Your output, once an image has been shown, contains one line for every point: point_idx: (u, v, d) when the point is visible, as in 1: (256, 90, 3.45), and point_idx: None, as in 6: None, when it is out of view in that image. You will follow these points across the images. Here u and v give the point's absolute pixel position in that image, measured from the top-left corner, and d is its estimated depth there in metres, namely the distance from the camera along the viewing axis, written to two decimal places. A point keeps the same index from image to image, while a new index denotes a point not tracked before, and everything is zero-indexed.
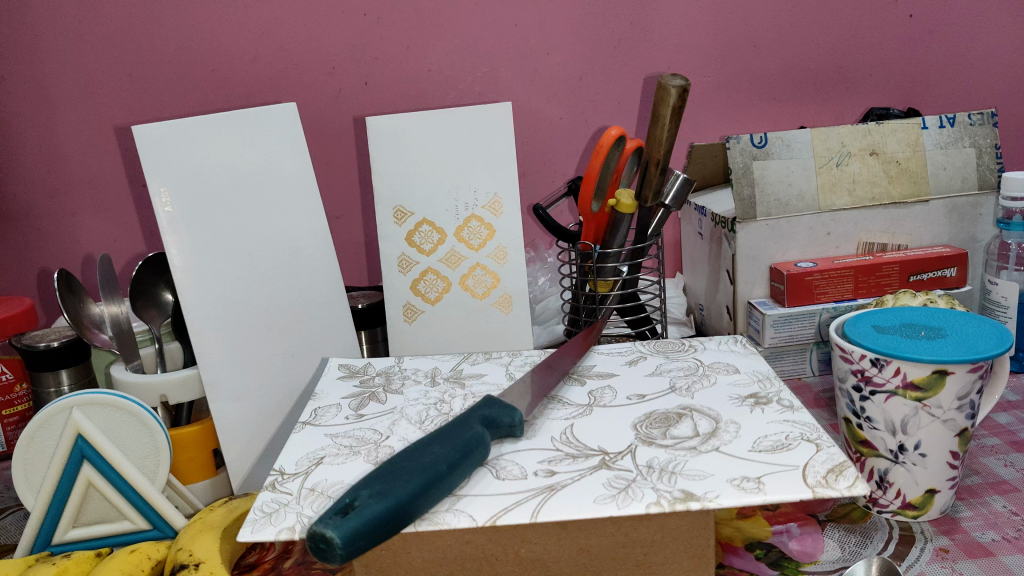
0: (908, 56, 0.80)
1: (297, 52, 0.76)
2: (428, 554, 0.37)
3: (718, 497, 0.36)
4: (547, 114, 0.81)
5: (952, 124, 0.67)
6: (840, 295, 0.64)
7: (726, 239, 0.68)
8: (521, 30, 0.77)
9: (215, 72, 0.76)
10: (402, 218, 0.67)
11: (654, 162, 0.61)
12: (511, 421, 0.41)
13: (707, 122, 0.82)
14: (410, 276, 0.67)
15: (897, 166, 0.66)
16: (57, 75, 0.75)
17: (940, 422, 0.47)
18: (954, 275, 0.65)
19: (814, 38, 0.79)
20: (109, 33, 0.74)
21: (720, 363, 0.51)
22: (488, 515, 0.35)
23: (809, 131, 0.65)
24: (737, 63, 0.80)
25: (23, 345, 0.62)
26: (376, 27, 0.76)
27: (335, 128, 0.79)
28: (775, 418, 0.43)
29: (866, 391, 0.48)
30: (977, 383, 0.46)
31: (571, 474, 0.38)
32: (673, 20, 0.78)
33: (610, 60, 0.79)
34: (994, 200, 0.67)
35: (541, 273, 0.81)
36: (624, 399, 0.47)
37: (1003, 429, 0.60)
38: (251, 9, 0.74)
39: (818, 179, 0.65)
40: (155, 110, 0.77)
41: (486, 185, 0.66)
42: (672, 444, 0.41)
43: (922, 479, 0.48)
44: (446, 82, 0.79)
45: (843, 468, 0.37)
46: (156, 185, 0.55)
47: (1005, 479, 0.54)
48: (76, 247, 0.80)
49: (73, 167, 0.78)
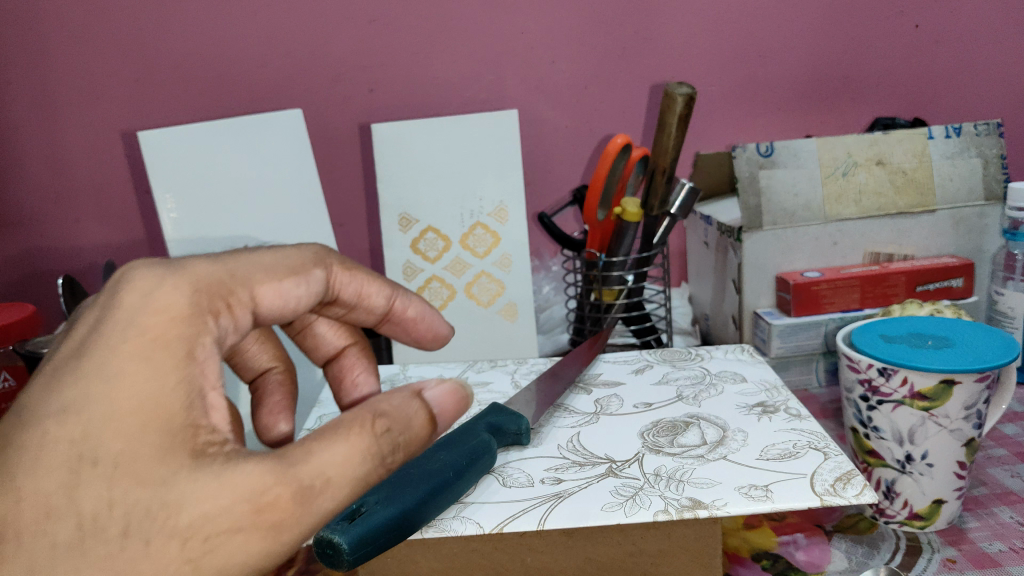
0: (913, 67, 0.81)
1: (303, 59, 0.77)
2: (434, 563, 0.37)
3: (726, 505, 0.36)
4: (551, 122, 0.81)
5: (958, 134, 0.66)
6: (846, 305, 0.64)
7: (732, 249, 0.67)
8: (527, 39, 0.78)
9: (223, 79, 0.77)
10: (407, 225, 0.67)
11: (660, 169, 0.62)
12: (517, 429, 0.42)
13: (712, 131, 0.82)
14: (414, 284, 0.67)
15: (904, 176, 0.66)
16: (64, 80, 0.75)
17: (947, 432, 0.46)
18: (961, 285, 0.65)
19: (820, 48, 0.80)
20: (115, 39, 0.74)
21: (727, 372, 0.50)
22: (495, 522, 0.36)
23: (815, 141, 0.65)
24: (743, 74, 0.80)
25: (25, 351, 0.62)
26: (381, 34, 0.76)
27: (340, 135, 0.80)
28: (783, 427, 0.43)
29: (873, 401, 0.48)
30: (984, 392, 0.46)
31: (577, 482, 0.39)
32: (679, 29, 0.78)
33: (615, 69, 0.79)
34: (1000, 211, 0.67)
35: (546, 282, 0.80)
36: (630, 407, 0.46)
37: (1010, 440, 0.60)
38: (257, 17, 0.75)
39: (824, 189, 0.65)
40: (162, 115, 0.77)
41: (492, 193, 0.66)
42: (680, 452, 0.41)
43: (929, 490, 0.48)
44: (451, 90, 0.79)
45: (851, 475, 0.37)
46: (161, 192, 0.57)
47: (1013, 490, 0.53)
48: (81, 253, 0.81)
49: (79, 172, 0.78)
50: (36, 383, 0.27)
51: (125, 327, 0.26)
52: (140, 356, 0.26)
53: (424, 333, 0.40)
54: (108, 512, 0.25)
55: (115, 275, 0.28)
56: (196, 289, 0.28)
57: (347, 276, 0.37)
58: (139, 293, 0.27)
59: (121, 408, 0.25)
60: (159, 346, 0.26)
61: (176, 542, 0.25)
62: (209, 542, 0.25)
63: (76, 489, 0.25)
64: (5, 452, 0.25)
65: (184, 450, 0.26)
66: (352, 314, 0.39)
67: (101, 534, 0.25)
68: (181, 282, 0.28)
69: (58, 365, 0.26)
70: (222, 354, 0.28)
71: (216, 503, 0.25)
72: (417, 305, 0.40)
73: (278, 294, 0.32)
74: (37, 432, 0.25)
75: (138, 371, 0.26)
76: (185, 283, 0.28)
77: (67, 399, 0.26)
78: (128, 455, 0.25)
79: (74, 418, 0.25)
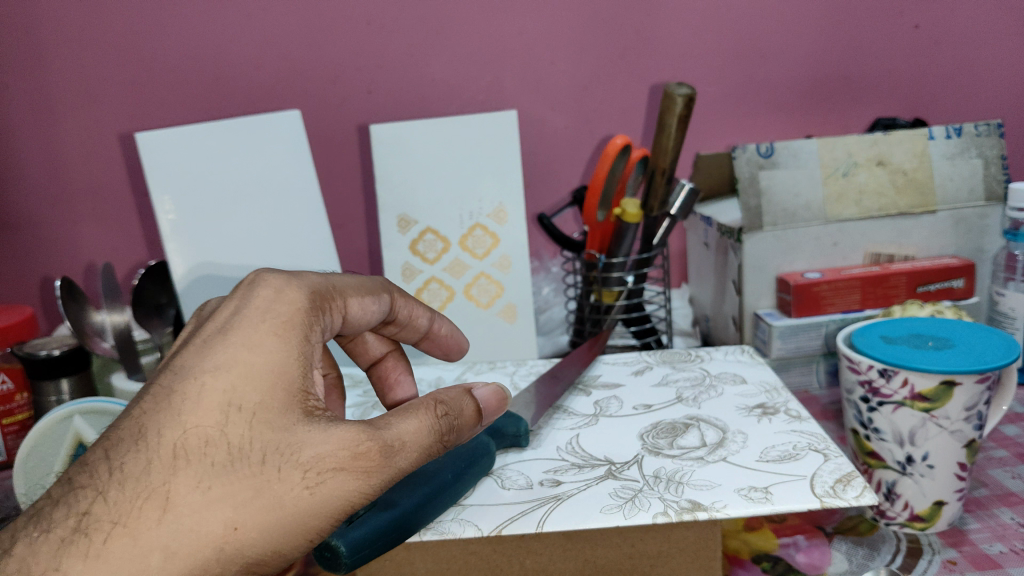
0: (913, 68, 0.80)
1: (301, 60, 0.76)
2: (432, 566, 0.36)
3: (725, 507, 0.35)
4: (551, 122, 0.81)
5: (958, 135, 0.66)
6: (847, 306, 0.64)
7: (732, 249, 0.67)
8: (526, 40, 0.78)
9: (221, 80, 0.76)
10: (406, 226, 0.66)
11: (660, 170, 0.62)
12: (516, 431, 0.42)
13: (712, 131, 0.82)
14: (413, 285, 0.66)
15: (904, 177, 0.66)
16: (61, 82, 0.75)
17: (947, 433, 0.46)
18: (961, 285, 0.65)
19: (820, 48, 0.79)
20: (112, 40, 0.74)
21: (727, 374, 0.50)
22: (494, 524, 0.36)
23: (815, 141, 0.65)
24: (742, 74, 0.80)
25: (24, 353, 0.62)
26: (380, 35, 0.76)
27: (339, 136, 0.80)
28: (783, 429, 0.42)
29: (874, 402, 0.48)
30: (985, 394, 0.46)
31: (576, 484, 0.38)
32: (678, 29, 0.78)
33: (614, 70, 0.79)
34: (1000, 211, 0.66)
35: (545, 283, 0.80)
36: (630, 409, 0.46)
37: (1011, 441, 0.60)
38: (254, 18, 0.75)
39: (825, 189, 0.65)
40: (160, 117, 0.77)
41: (490, 194, 0.66)
42: (679, 454, 0.41)
43: (930, 492, 0.48)
44: (449, 91, 0.79)
45: (851, 477, 0.37)
46: (159, 195, 0.58)
47: (1013, 491, 0.53)
48: (78, 255, 0.80)
49: (77, 173, 0.78)
50: (186, 348, 0.31)
51: (268, 306, 0.32)
52: (274, 331, 0.31)
53: (454, 347, 0.45)
54: (241, 451, 0.29)
55: (247, 275, 0.33)
56: (310, 294, 0.33)
57: (405, 299, 0.41)
58: (274, 286, 0.33)
59: (257, 374, 0.30)
60: (291, 322, 0.32)
61: (298, 476, 0.29)
62: (322, 477, 0.29)
63: (225, 427, 0.29)
64: (162, 397, 0.29)
65: (303, 407, 0.30)
66: (398, 333, 0.43)
67: (243, 463, 0.29)
68: (301, 285, 0.33)
69: (207, 334, 0.31)
70: (325, 345, 0.34)
71: (331, 447, 0.29)
72: (450, 326, 0.44)
73: (360, 312, 0.37)
74: (197, 378, 0.29)
75: (275, 339, 0.31)
76: (306, 284, 0.34)
77: (222, 354, 0.30)
78: (267, 403, 0.29)
79: (223, 374, 0.30)
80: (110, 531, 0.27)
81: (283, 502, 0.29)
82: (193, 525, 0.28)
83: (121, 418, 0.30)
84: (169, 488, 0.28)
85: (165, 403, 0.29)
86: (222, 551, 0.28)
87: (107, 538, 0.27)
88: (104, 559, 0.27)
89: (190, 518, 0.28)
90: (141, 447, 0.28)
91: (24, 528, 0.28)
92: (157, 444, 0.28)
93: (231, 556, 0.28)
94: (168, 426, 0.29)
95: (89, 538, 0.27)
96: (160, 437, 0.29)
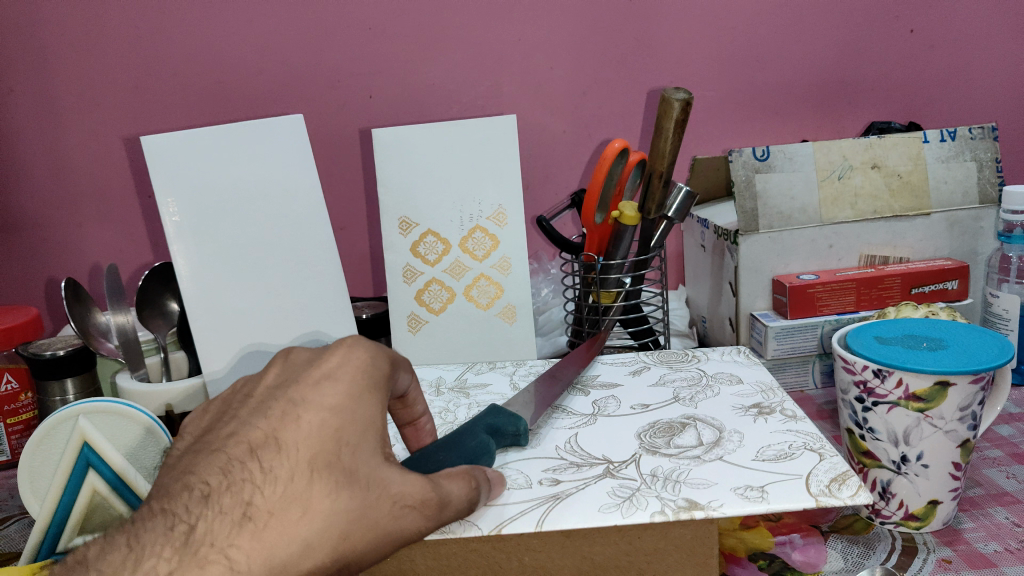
0: (908, 71, 0.81)
1: (302, 65, 0.77)
2: (433, 563, 0.37)
3: (721, 505, 0.36)
4: (550, 126, 0.81)
5: (952, 138, 0.67)
6: (842, 308, 0.65)
7: (729, 251, 0.68)
8: (525, 44, 0.78)
9: (224, 84, 0.77)
10: (407, 228, 0.67)
11: (658, 174, 0.62)
12: (516, 430, 0.42)
13: (709, 135, 0.83)
14: (414, 287, 0.67)
15: (899, 180, 0.67)
16: (65, 87, 0.76)
17: (941, 433, 0.47)
18: (955, 287, 0.66)
19: (816, 52, 0.80)
20: (116, 45, 0.75)
21: (723, 374, 0.51)
22: (494, 523, 0.36)
23: (811, 145, 0.65)
24: (739, 79, 0.81)
25: (29, 353, 0.62)
26: (380, 40, 0.77)
27: (340, 140, 0.80)
28: (779, 428, 0.43)
29: (869, 402, 0.49)
30: (978, 394, 0.46)
31: (575, 483, 0.39)
32: (676, 34, 0.79)
33: (612, 74, 0.80)
34: (995, 214, 0.67)
35: (544, 284, 0.81)
36: (627, 408, 0.47)
37: (1005, 441, 0.60)
38: (256, 23, 0.75)
39: (821, 192, 0.66)
40: (164, 121, 0.78)
41: (490, 197, 0.67)
42: (676, 453, 0.41)
43: (924, 491, 0.48)
44: (449, 95, 0.80)
45: (846, 476, 0.38)
46: (163, 195, 0.58)
47: (1007, 490, 0.54)
48: (81, 257, 0.81)
49: (81, 176, 0.78)
50: (300, 384, 0.34)
51: (371, 360, 0.35)
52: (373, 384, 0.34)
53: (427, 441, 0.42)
54: (353, 479, 0.31)
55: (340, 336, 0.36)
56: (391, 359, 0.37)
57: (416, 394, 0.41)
58: (370, 346, 0.36)
59: (364, 416, 0.33)
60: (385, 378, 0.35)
61: (389, 505, 0.32)
62: (406, 511, 0.32)
63: (341, 456, 0.32)
64: (290, 421, 0.32)
65: (385, 452, 0.33)
66: (391, 409, 0.41)
67: (357, 485, 0.31)
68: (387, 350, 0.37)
69: (317, 375, 0.34)
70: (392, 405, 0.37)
71: (413, 486, 0.33)
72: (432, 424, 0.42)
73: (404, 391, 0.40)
74: (321, 410, 0.32)
75: (375, 390, 0.34)
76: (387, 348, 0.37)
77: (338, 393, 0.33)
78: (370, 443, 0.33)
79: (339, 410, 0.32)
80: (264, 522, 0.29)
81: (378, 525, 0.31)
82: (325, 530, 0.30)
83: (246, 430, 0.32)
84: (308, 496, 0.30)
85: (298, 425, 0.32)
86: (334, 556, 0.30)
87: (263, 528, 0.29)
88: (262, 542, 0.29)
89: (323, 525, 0.30)
90: (282, 457, 0.31)
91: (193, 507, 0.30)
92: (295, 457, 0.31)
93: (338, 562, 0.30)
94: (302, 444, 0.31)
95: (253, 521, 0.29)
96: (293, 452, 0.31)
